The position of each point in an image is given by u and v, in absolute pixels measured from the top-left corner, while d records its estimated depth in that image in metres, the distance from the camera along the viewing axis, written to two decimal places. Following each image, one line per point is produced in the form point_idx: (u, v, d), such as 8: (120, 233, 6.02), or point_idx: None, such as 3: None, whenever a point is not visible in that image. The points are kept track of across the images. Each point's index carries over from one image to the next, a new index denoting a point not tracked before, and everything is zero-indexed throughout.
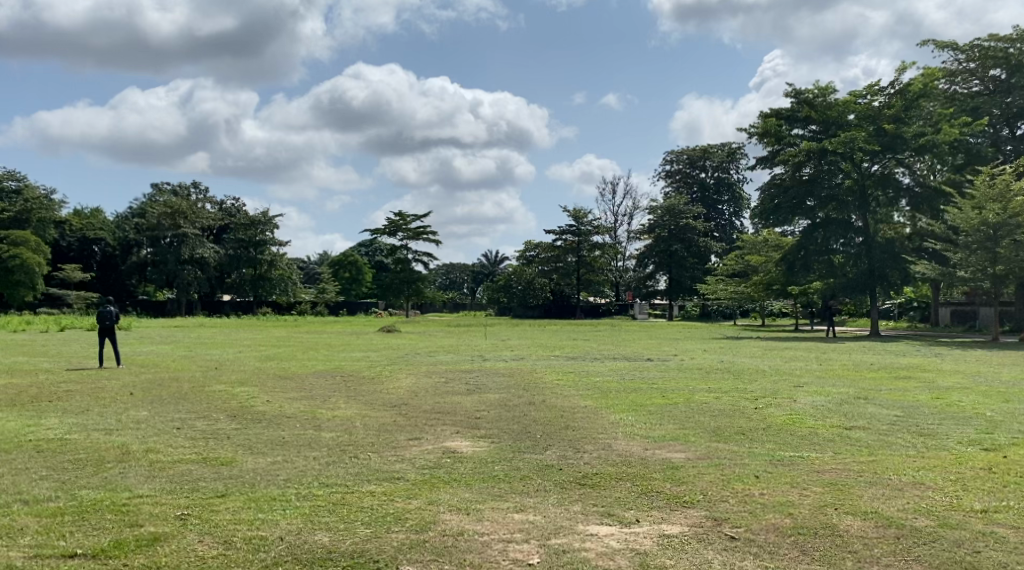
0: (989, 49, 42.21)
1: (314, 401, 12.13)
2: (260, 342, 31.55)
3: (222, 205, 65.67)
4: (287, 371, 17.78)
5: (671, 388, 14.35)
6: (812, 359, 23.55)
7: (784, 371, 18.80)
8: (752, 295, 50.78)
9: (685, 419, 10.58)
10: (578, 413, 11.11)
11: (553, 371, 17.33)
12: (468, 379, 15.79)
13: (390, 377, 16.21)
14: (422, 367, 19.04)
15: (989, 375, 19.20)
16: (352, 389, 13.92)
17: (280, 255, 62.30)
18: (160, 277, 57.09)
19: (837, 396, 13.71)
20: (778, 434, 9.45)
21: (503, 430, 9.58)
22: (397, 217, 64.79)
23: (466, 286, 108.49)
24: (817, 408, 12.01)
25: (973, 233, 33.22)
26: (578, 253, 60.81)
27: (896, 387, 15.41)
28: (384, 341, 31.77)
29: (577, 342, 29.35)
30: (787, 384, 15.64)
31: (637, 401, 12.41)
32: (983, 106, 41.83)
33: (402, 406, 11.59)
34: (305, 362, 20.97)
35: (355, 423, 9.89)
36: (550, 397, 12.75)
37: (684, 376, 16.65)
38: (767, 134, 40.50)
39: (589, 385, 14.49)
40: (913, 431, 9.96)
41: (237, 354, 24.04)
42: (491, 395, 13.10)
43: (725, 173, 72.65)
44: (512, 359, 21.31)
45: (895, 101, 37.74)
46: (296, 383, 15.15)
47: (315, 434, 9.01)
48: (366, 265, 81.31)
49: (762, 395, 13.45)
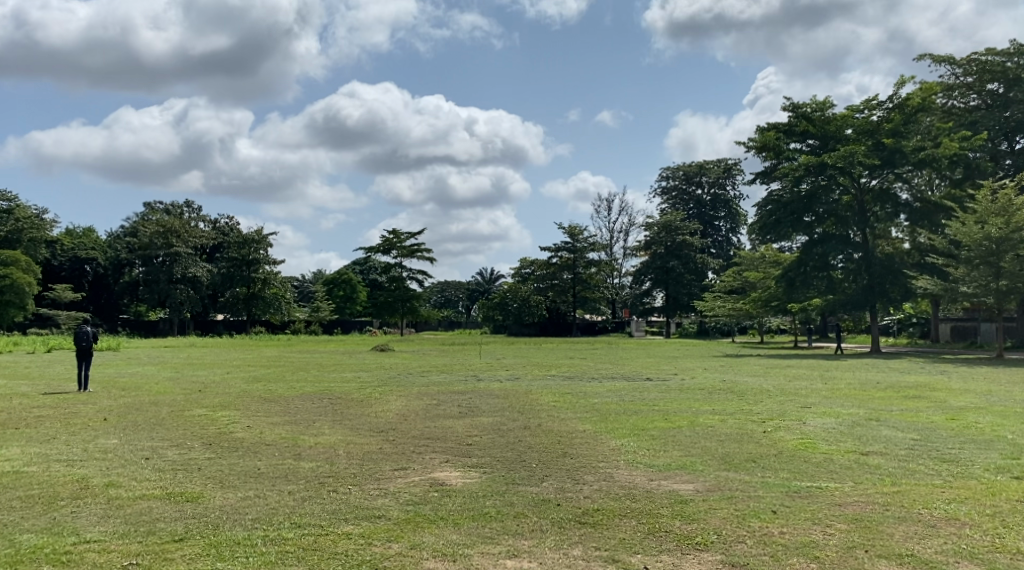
0: (986, 64, 41.96)
1: (296, 427, 11.48)
2: (251, 363, 30.86)
3: (215, 224, 65.07)
4: (273, 393, 17.09)
5: (673, 410, 13.77)
6: (816, 377, 22.96)
7: (788, 391, 18.20)
8: (749, 311, 50.22)
9: (691, 445, 9.98)
10: (576, 439, 10.49)
11: (549, 392, 16.71)
12: (461, 402, 15.16)
13: (380, 400, 15.58)
14: (414, 388, 18.40)
15: (1001, 394, 18.61)
16: (340, 413, 13.28)
17: (274, 274, 61.59)
18: (152, 297, 56.38)
19: (848, 417, 13.17)
20: (791, 461, 8.85)
21: (497, 458, 8.96)
22: (392, 235, 64.24)
23: (461, 304, 107.86)
24: (829, 431, 11.46)
25: (975, 248, 32.74)
26: (574, 269, 60.30)
27: (907, 408, 14.85)
28: (376, 360, 31.16)
29: (574, 361, 28.75)
30: (794, 404, 15.07)
31: (638, 425, 11.81)
32: (982, 121, 41.51)
33: (390, 433, 10.94)
34: (294, 383, 20.34)
35: (337, 451, 9.25)
36: (547, 421, 12.13)
37: (685, 396, 16.07)
38: (765, 149, 40.05)
39: (587, 408, 13.88)
40: (934, 457, 9.42)
41: (225, 375, 23.36)
42: (484, 418, 12.49)
43: (722, 189, 72.28)
44: (507, 379, 20.69)
45: (894, 116, 37.36)
46: (282, 406, 14.50)
47: (294, 464, 8.38)
48: (361, 284, 80.66)
49: (769, 418, 12.88)
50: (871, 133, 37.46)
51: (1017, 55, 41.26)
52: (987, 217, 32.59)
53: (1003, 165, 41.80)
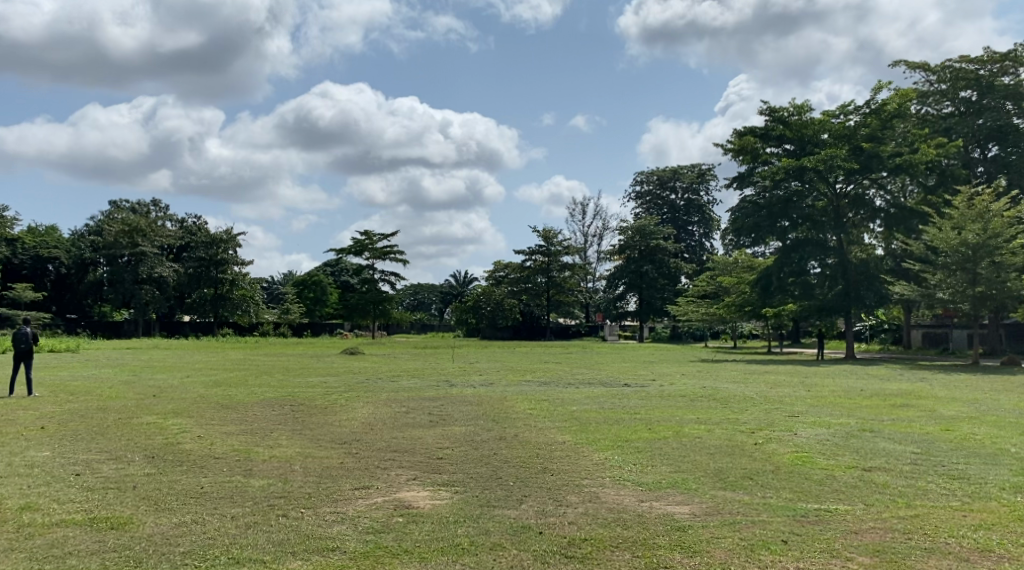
0: (961, 71, 41.79)
1: (251, 438, 10.59)
2: (215, 366, 29.81)
3: (182, 223, 63.68)
4: (233, 400, 16.17)
5: (655, 419, 13.05)
6: (797, 384, 22.38)
7: (773, 398, 17.54)
8: (723, 316, 49.77)
9: (680, 459, 9.21)
10: (556, 451, 9.70)
11: (525, 399, 15.89)
12: (432, 409, 14.33)
13: (346, 407, 14.70)
14: (384, 394, 17.55)
15: (989, 402, 18.03)
16: (302, 422, 12.41)
17: (242, 274, 60.22)
18: (116, 297, 54.90)
19: (839, 428, 12.49)
20: (792, 479, 8.10)
21: (470, 475, 8.10)
22: (364, 236, 63.26)
23: (434, 307, 106.98)
24: (823, 444, 10.77)
25: (952, 254, 32.38)
26: (548, 273, 59.73)
27: (898, 418, 14.20)
28: (345, 364, 30.23)
29: (549, 365, 27.99)
30: (781, 413, 14.38)
31: (622, 437, 11.05)
32: (956, 127, 41.33)
33: (353, 445, 10.09)
34: (258, 388, 19.40)
35: (294, 467, 8.40)
36: (525, 431, 11.35)
37: (668, 405, 15.31)
38: (742, 153, 39.59)
39: (566, 416, 13.13)
40: (942, 474, 8.71)
41: (187, 379, 22.37)
42: (457, 429, 11.68)
43: (696, 194, 72.00)
44: (481, 385, 19.86)
45: (870, 120, 37.01)
46: (240, 414, 13.59)
47: (243, 482, 7.52)
48: (332, 286, 79.44)
49: (756, 428, 12.18)
50: (847, 138, 37.06)
51: (991, 63, 41.16)
52: (964, 224, 32.26)
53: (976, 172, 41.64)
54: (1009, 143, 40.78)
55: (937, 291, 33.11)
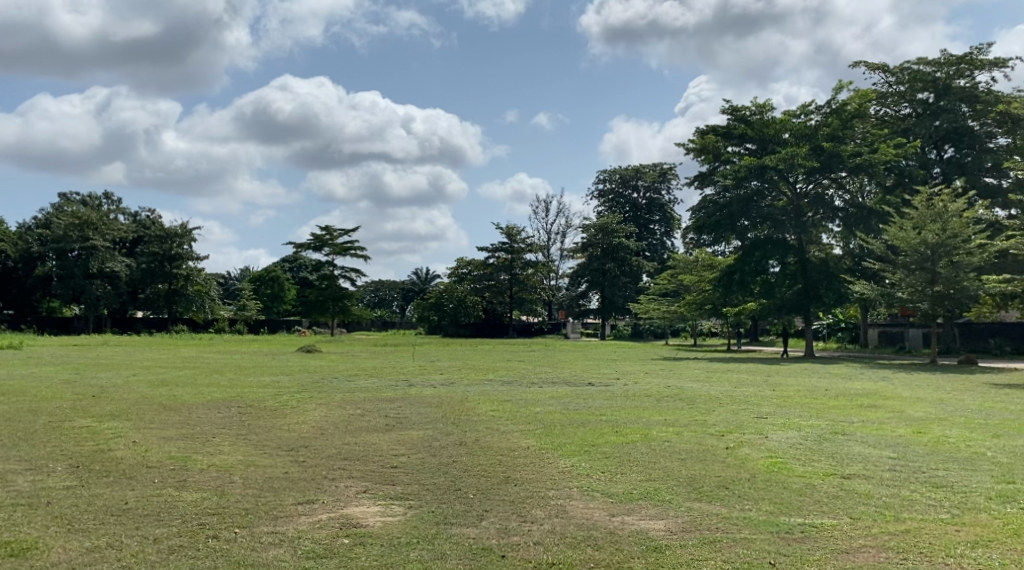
0: (919, 73, 41.95)
1: (191, 445, 9.90)
2: (165, 364, 28.76)
3: (136, 217, 62.03)
4: (178, 401, 15.35)
5: (621, 421, 12.55)
6: (763, 384, 22.09)
7: (740, 398, 17.11)
8: (685, 314, 49.57)
9: (650, 466, 8.67)
10: (518, 458, 9.11)
11: (486, 399, 15.29)
12: (388, 411, 13.65)
13: (298, 409, 13.99)
14: (339, 394, 16.83)
15: (954, 402, 17.72)
16: (247, 426, 11.69)
17: (197, 269, 58.95)
18: (65, 292, 53.26)
19: (809, 430, 12.06)
20: (769, 488, 7.57)
21: (425, 486, 7.50)
22: (324, 232, 62.16)
23: (395, 304, 105.84)
24: (796, 448, 10.33)
25: (912, 253, 32.39)
26: (511, 270, 59.24)
27: (868, 419, 13.79)
28: (302, 362, 29.40)
29: (511, 364, 27.45)
30: (748, 414, 13.94)
31: (586, 440, 10.52)
32: (914, 128, 41.47)
33: (301, 451, 9.44)
34: (206, 387, 18.55)
35: (233, 478, 7.81)
36: (485, 436, 10.75)
37: (634, 406, 14.81)
38: (704, 151, 39.40)
39: (529, 418, 12.58)
40: (923, 481, 8.24)
41: (134, 378, 21.44)
42: (415, 433, 11.05)
43: (657, 193, 72.03)
44: (441, 385, 19.20)
45: (832, 120, 36.92)
46: (183, 417, 12.83)
47: (174, 495, 6.89)
48: (289, 282, 78.09)
49: (725, 431, 11.71)
50: (809, 137, 36.91)
51: (948, 65, 41.42)
52: (924, 224, 32.27)
53: (933, 173, 41.75)
54: (965, 144, 41.05)
55: (896, 290, 33.08)
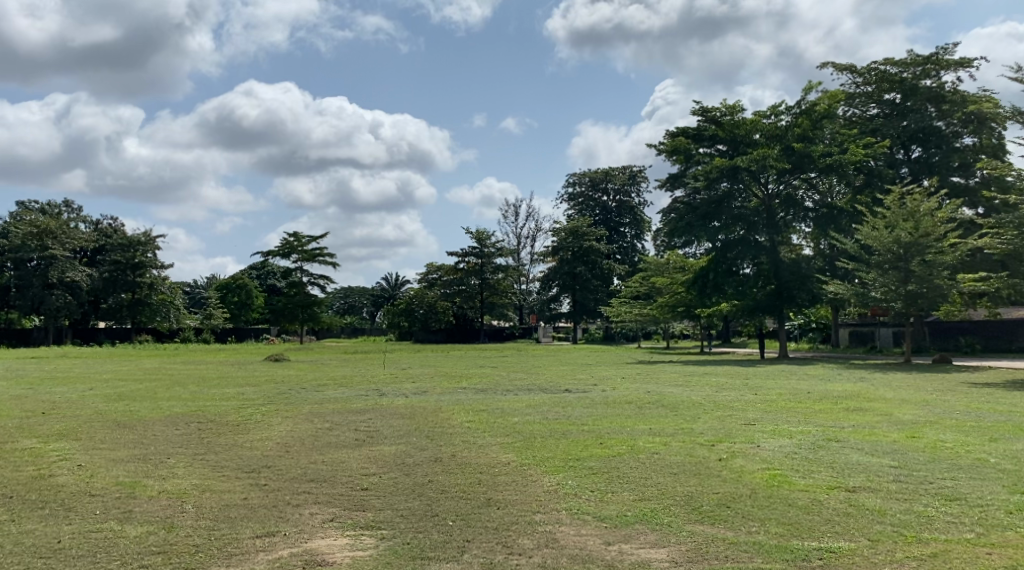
0: (885, 74, 41.93)
1: (144, 467, 9.21)
2: (126, 375, 27.80)
3: (97, 225, 60.61)
4: (134, 417, 14.54)
5: (603, 431, 11.92)
6: (744, 386, 21.61)
7: (723, 403, 16.53)
8: (657, 317, 49.18)
9: (642, 482, 8.07)
10: (499, 476, 8.46)
11: (462, 409, 14.63)
12: (357, 424, 12.95)
13: (263, 424, 13.25)
14: (306, 406, 16.08)
15: (940, 403, 17.29)
16: (206, 445, 10.96)
17: (161, 278, 57.70)
18: (24, 303, 51.73)
19: (799, 438, 11.48)
20: (774, 506, 7.00)
21: (400, 513, 6.85)
22: (292, 238, 61.08)
23: (365, 310, 104.72)
24: (790, 458, 9.75)
25: (884, 253, 32.11)
26: (482, 275, 58.60)
27: (858, 424, 13.24)
28: (269, 372, 28.50)
29: (486, 370, 26.73)
30: (735, 420, 13.39)
31: (569, 454, 9.90)
32: (882, 129, 41.38)
33: (262, 473, 8.75)
34: (165, 402, 17.71)
35: (186, 506, 7.15)
36: (462, 451, 10.07)
37: (615, 413, 14.21)
38: (675, 153, 38.85)
39: (507, 430, 11.90)
40: (936, 493, 7.65)
41: (91, 392, 20.52)
42: (387, 448, 10.37)
43: (627, 196, 71.78)
44: (413, 393, 18.49)
45: (802, 121, 36.64)
46: (137, 435, 12.12)
47: (116, 530, 6.24)
48: (257, 290, 76.78)
49: (714, 440, 11.12)
50: (780, 138, 36.65)
51: (914, 66, 41.40)
52: (898, 222, 32.07)
53: (902, 173, 41.60)
54: (932, 144, 40.96)
55: (870, 290, 32.77)
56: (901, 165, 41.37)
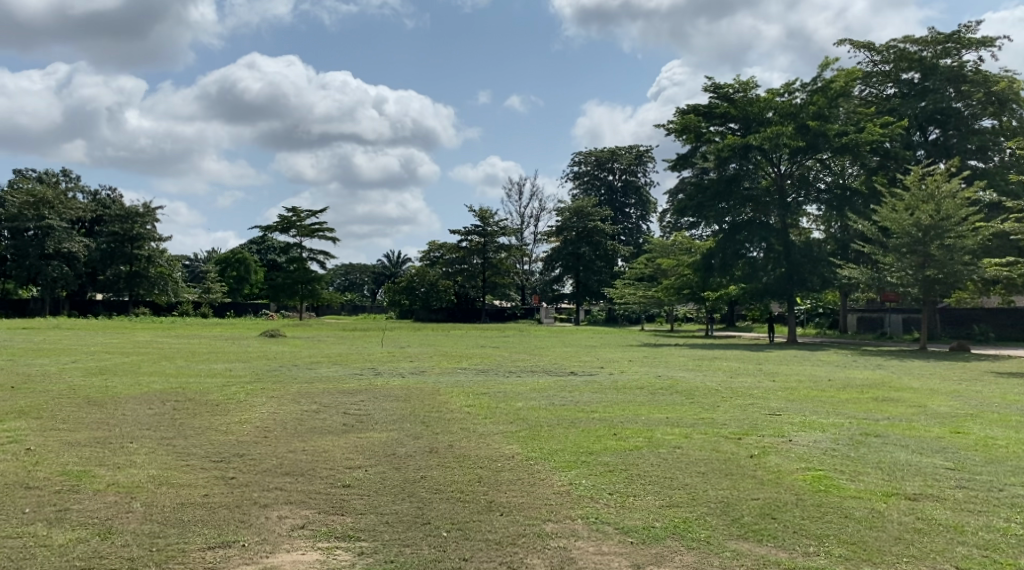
0: (905, 52, 40.55)
1: (99, 454, 8.13)
2: (114, 349, 26.86)
3: (95, 196, 59.41)
4: (108, 394, 13.53)
5: (616, 421, 10.84)
6: (758, 372, 20.52)
7: (742, 391, 15.42)
8: (661, 299, 48.04)
9: (668, 484, 7.00)
10: (502, 473, 7.36)
11: (461, 392, 13.54)
12: (347, 407, 11.82)
13: (246, 404, 12.18)
14: (295, 386, 15.03)
15: (972, 394, 16.14)
16: (178, 428, 9.92)
17: (160, 251, 56.59)
18: (20, 274, 50.62)
19: (834, 432, 10.36)
20: (826, 517, 5.93)
21: (387, 519, 5.75)
22: (291, 213, 59.96)
23: (366, 287, 104.02)
24: (830, 456, 8.63)
25: (902, 236, 30.76)
26: (484, 254, 57.06)
27: (893, 416, 12.08)
28: (262, 348, 27.60)
29: (487, 350, 25.67)
30: (759, 411, 12.27)
31: (581, 447, 8.80)
32: (899, 109, 39.96)
33: (232, 464, 7.68)
34: (147, 377, 16.65)
35: (133, 506, 6.07)
36: (460, 441, 8.98)
37: (627, 400, 13.08)
38: (685, 131, 37.21)
39: (511, 417, 10.81)
40: (1013, 504, 6.55)
41: (71, 366, 19.54)
42: (376, 436, 9.29)
43: (633, 176, 70.43)
44: (410, 373, 17.43)
45: (817, 99, 35.18)
46: (104, 415, 11.07)
47: (39, 537, 5.19)
48: (257, 265, 75.64)
49: (741, 433, 10.04)
50: (794, 116, 35.22)
51: (935, 44, 39.96)
52: (917, 204, 30.75)
53: (918, 155, 40.22)
54: (951, 126, 39.55)
55: (886, 274, 31.50)
56: (917, 147, 40.01)
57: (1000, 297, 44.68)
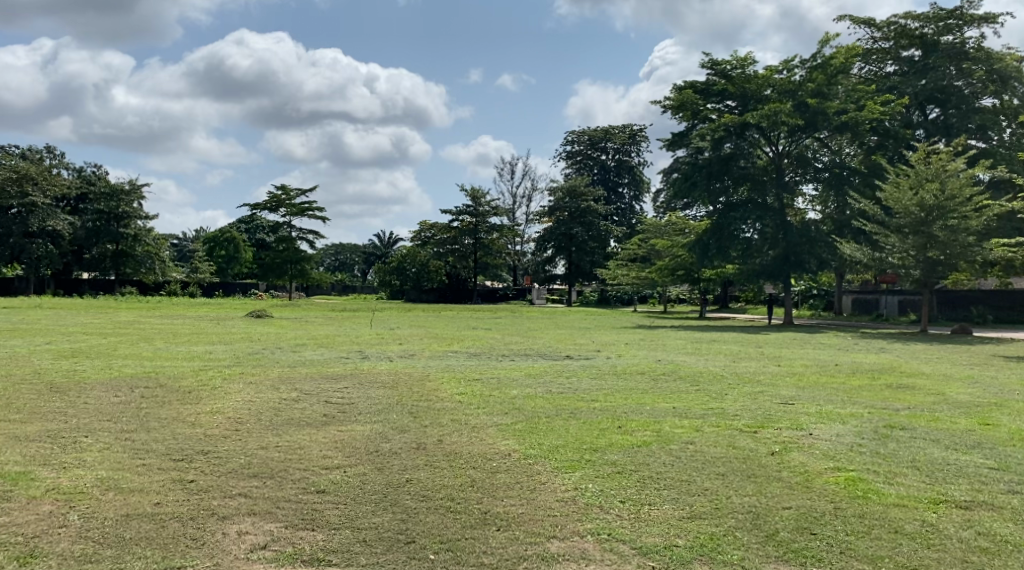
0: (905, 29, 39.61)
1: (46, 451, 7.29)
2: (94, 329, 25.91)
3: (80, 173, 58.10)
4: (76, 380, 12.68)
5: (619, 411, 10.01)
6: (762, 357, 19.75)
7: (748, 377, 14.61)
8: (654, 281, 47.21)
9: (685, 488, 6.22)
10: (498, 475, 6.53)
11: (452, 378, 12.71)
12: (330, 395, 11.00)
13: (221, 391, 11.33)
14: (277, 370, 14.18)
15: (987, 381, 15.37)
16: (142, 419, 9.08)
17: (147, 229, 55.44)
18: (3, 252, 49.35)
19: (853, 424, 9.53)
20: (874, 534, 5.15)
21: (365, 540, 4.92)
22: (280, 191, 58.82)
23: (357, 268, 103.24)
24: (857, 453, 7.81)
25: (905, 216, 29.86)
26: (475, 235, 55.96)
27: (914, 406, 11.27)
28: (248, 329, 26.77)
29: (479, 333, 24.89)
30: (770, 399, 11.48)
31: (584, 442, 7.96)
32: (899, 87, 39.09)
33: (194, 464, 6.84)
34: (119, 361, 15.76)
35: (70, 518, 5.27)
36: (450, 435, 8.16)
37: (628, 388, 12.24)
38: (681, 109, 36.23)
39: (507, 407, 9.97)
40: None
41: (42, 347, 18.64)
42: (358, 429, 8.45)
43: (626, 155, 69.37)
44: (398, 357, 16.57)
45: (816, 76, 34.17)
46: (65, 404, 10.20)
47: None
48: (246, 244, 74.47)
49: (757, 425, 9.23)
50: (793, 94, 34.19)
51: (936, 21, 38.96)
52: (921, 184, 29.84)
53: (917, 135, 39.34)
54: (952, 105, 38.47)
55: (888, 255, 30.65)
56: (917, 127, 39.04)
57: (998, 279, 43.97)
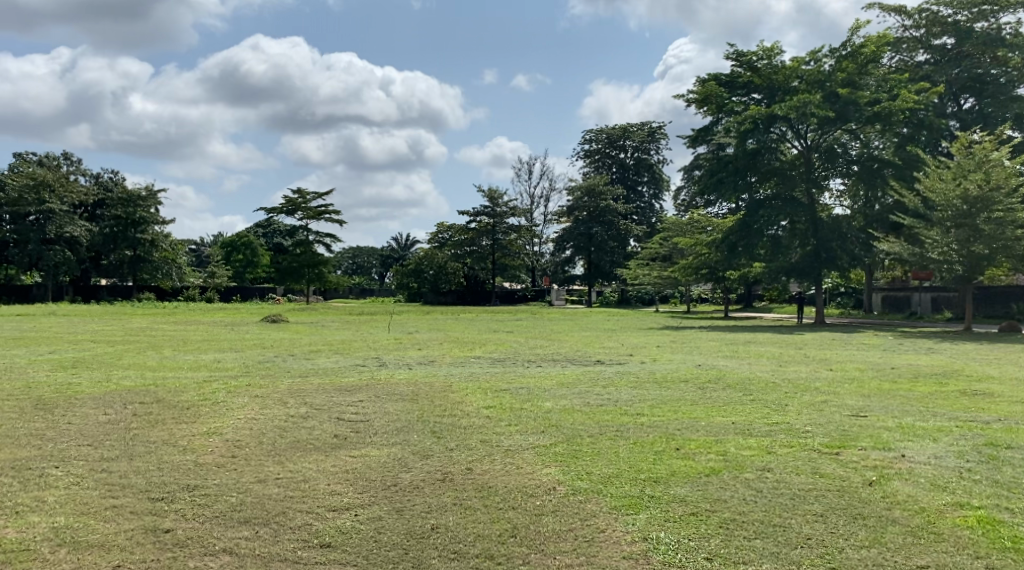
0: (937, 16, 37.89)
1: (3, 489, 6.11)
2: (101, 337, 24.88)
3: (97, 179, 57.28)
4: (68, 394, 11.56)
5: (671, 428, 8.71)
6: (804, 360, 18.43)
7: (801, 384, 13.27)
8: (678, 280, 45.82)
9: (785, 538, 4.96)
10: (544, 519, 5.30)
11: (476, 390, 11.39)
12: (342, 411, 9.78)
13: (223, 407, 10.12)
14: (287, 381, 12.93)
15: None
16: (127, 443, 7.94)
17: (163, 234, 54.56)
18: (21, 259, 48.48)
19: (948, 442, 8.20)
20: None
21: None
22: (297, 194, 57.87)
23: (373, 271, 102.48)
24: (973, 482, 6.47)
25: (947, 209, 28.18)
26: (493, 236, 54.83)
27: (1001, 417, 9.90)
28: (259, 334, 25.70)
29: (501, 336, 23.65)
30: (836, 411, 10.14)
31: (641, 470, 6.68)
32: (931, 76, 37.32)
33: (173, 507, 5.63)
34: (119, 374, 14.58)
35: None
36: (480, 463, 6.89)
37: (673, 400, 10.88)
38: (706, 102, 34.75)
39: (541, 424, 8.69)
40: None
41: (42, 358, 17.53)
42: (373, 456, 7.19)
43: (646, 153, 67.87)
44: (417, 365, 15.35)
45: (847, 65, 32.58)
46: (43, 425, 9.01)
47: None
48: (263, 248, 73.62)
49: (836, 445, 7.92)
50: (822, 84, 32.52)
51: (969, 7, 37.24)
52: (963, 175, 28.20)
53: (950, 126, 37.62)
54: (988, 93, 36.81)
55: (928, 251, 28.97)
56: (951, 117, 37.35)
57: None
